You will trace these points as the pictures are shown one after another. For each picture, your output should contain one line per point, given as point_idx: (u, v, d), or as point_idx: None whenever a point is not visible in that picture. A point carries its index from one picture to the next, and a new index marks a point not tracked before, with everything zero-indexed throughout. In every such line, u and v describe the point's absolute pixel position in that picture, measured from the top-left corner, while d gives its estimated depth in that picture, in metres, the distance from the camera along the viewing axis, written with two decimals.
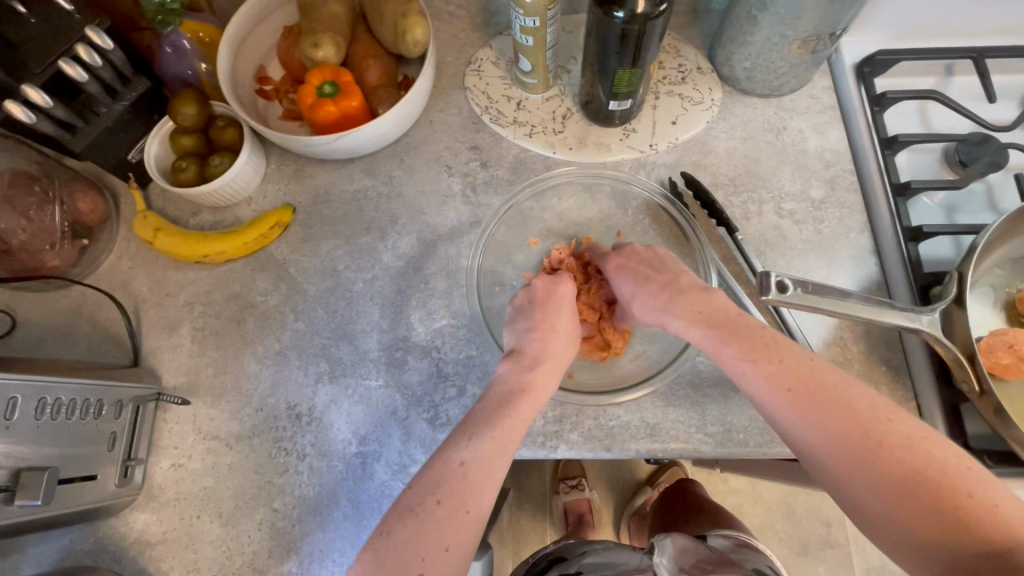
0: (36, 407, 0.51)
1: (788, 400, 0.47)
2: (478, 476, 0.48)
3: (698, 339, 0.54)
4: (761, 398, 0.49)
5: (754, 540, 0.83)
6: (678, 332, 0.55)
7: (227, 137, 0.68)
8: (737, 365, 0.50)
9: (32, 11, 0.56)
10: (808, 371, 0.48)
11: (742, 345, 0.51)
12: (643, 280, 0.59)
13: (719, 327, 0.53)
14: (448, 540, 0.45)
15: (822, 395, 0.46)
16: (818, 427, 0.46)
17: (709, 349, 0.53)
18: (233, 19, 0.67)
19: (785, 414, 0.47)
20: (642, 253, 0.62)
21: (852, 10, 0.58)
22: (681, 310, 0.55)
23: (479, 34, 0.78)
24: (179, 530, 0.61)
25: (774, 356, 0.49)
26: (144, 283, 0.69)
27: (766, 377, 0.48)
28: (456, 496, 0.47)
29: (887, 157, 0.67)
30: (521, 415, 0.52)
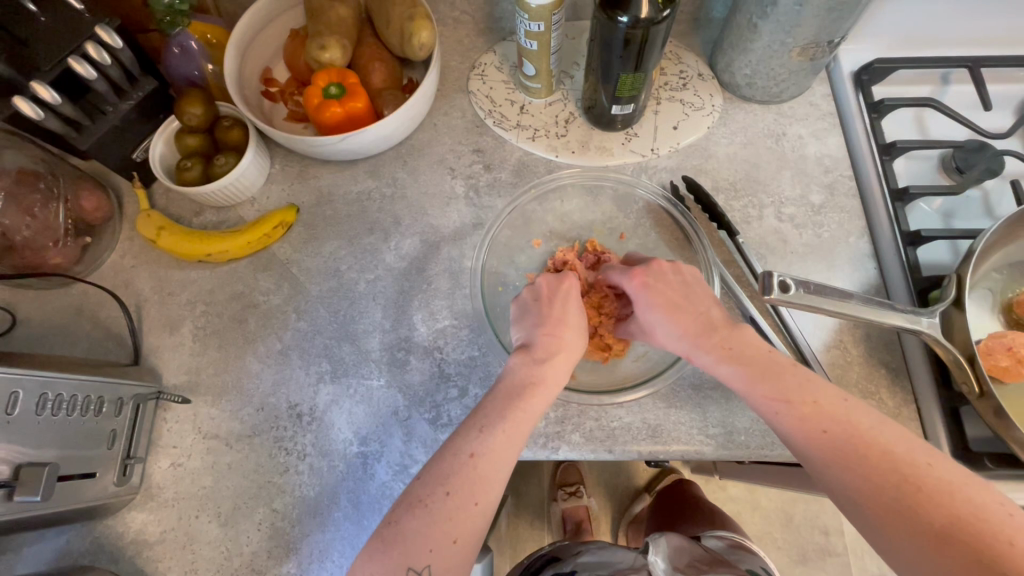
0: (37, 402, 0.51)
1: (821, 445, 0.47)
2: (487, 469, 0.48)
3: (729, 378, 0.53)
4: (793, 440, 0.48)
5: (749, 542, 0.83)
6: (706, 367, 0.55)
7: (233, 138, 0.68)
8: (769, 407, 0.50)
9: (42, 10, 0.57)
10: (841, 413, 0.47)
11: (774, 386, 0.50)
12: (668, 309, 0.57)
13: (751, 366, 0.52)
14: (456, 532, 0.46)
15: (856, 438, 0.45)
16: (851, 472, 0.45)
17: (741, 390, 0.52)
18: (241, 21, 0.68)
19: (817, 459, 0.47)
20: (669, 275, 0.59)
21: (850, 18, 0.59)
22: (711, 347, 0.54)
23: (483, 40, 0.79)
24: (177, 530, 0.60)
25: (807, 398, 0.48)
26: (146, 282, 0.69)
27: (798, 421, 0.48)
28: (466, 488, 0.47)
29: (885, 163, 0.68)
30: (534, 410, 0.52)
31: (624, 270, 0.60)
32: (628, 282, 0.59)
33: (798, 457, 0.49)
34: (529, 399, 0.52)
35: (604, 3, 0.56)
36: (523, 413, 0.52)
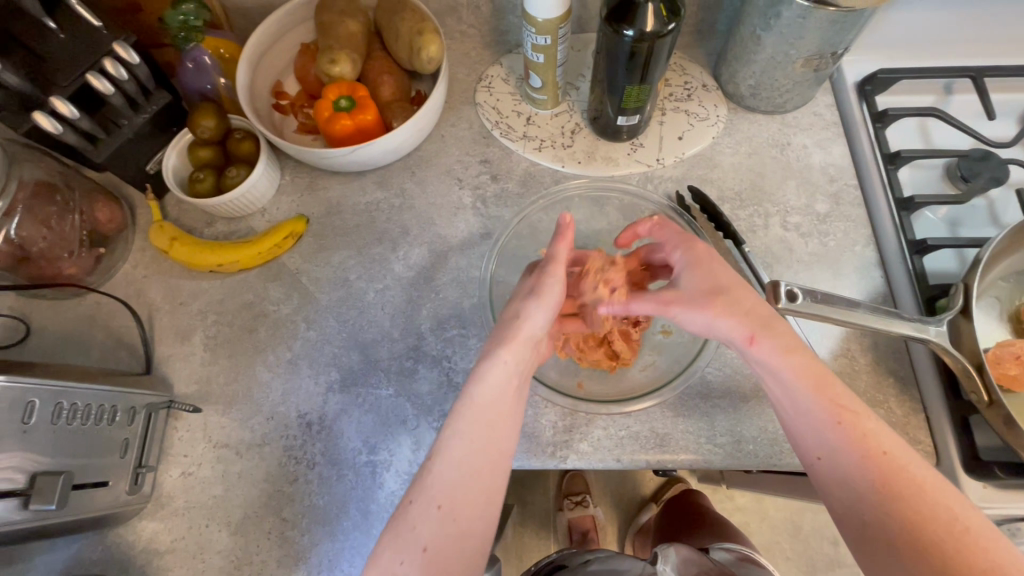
0: (52, 411, 0.52)
1: (877, 466, 0.46)
2: (444, 470, 0.49)
3: (791, 373, 0.50)
4: (842, 455, 0.48)
5: (756, 555, 0.82)
6: (765, 357, 0.51)
7: (244, 150, 0.69)
8: (829, 416, 0.49)
9: (62, 28, 0.58)
10: (890, 446, 0.47)
11: (841, 398, 0.49)
12: (732, 281, 0.53)
13: (818, 371, 0.50)
14: (425, 539, 0.46)
15: (898, 474, 0.46)
16: (897, 501, 0.45)
17: (806, 389, 0.50)
18: (252, 36, 0.69)
19: (863, 478, 0.46)
20: (724, 258, 0.56)
21: (853, 31, 0.60)
22: (777, 336, 0.51)
23: (490, 52, 0.80)
24: (188, 538, 0.61)
25: (868, 419, 0.49)
26: (158, 291, 0.70)
27: (858, 439, 0.47)
28: (427, 494, 0.48)
29: (890, 172, 0.68)
30: (483, 402, 0.52)
31: (682, 235, 0.57)
32: (689, 246, 0.56)
33: (834, 471, 0.48)
34: (472, 395, 0.52)
35: (609, 17, 0.57)
36: (472, 417, 0.51)
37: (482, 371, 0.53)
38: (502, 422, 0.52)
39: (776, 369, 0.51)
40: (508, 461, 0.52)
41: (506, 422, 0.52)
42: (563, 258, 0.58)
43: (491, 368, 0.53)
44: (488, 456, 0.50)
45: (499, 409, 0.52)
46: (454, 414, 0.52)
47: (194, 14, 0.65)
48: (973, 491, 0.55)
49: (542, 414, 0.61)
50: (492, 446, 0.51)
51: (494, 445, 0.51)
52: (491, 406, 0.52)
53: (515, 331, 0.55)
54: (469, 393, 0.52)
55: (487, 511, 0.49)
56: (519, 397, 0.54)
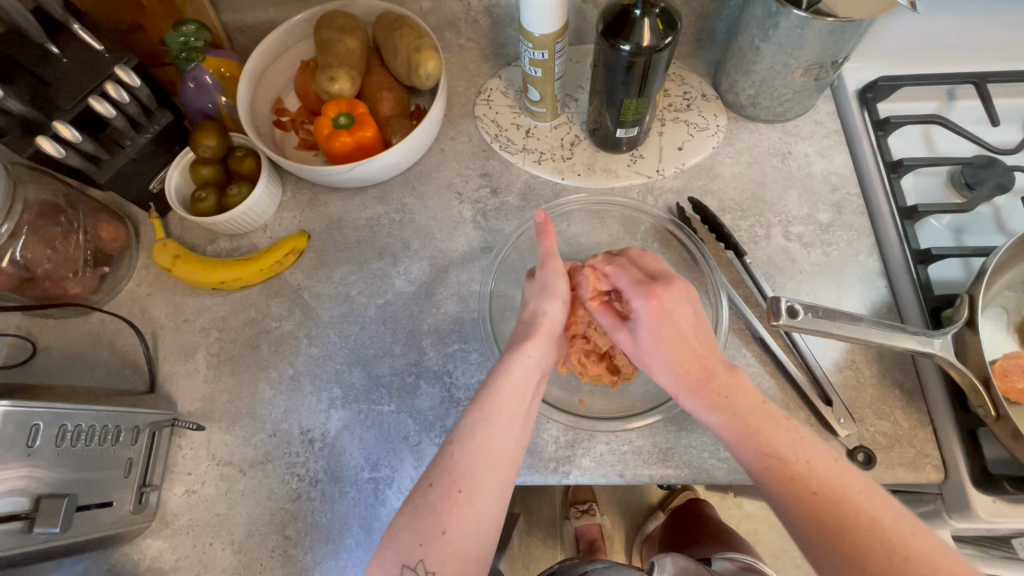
0: (56, 434, 0.52)
1: (811, 505, 0.46)
2: (465, 455, 0.50)
3: (718, 426, 0.51)
4: (777, 497, 0.48)
5: (761, 565, 0.81)
6: (694, 411, 0.53)
7: (245, 167, 0.70)
8: (757, 463, 0.49)
9: (64, 52, 0.59)
10: (827, 480, 0.47)
11: (769, 442, 0.49)
12: (672, 340, 0.54)
13: (745, 419, 0.50)
14: (445, 523, 0.47)
15: (834, 510, 0.45)
16: (837, 542, 0.44)
17: (733, 439, 0.50)
18: (251, 55, 0.70)
19: (801, 518, 0.46)
20: (672, 303, 0.55)
21: (853, 39, 0.59)
22: (703, 392, 0.52)
23: (489, 65, 0.80)
24: (192, 557, 0.61)
25: (799, 457, 0.48)
26: (162, 309, 0.71)
27: (788, 481, 0.47)
28: (447, 478, 0.49)
29: (893, 180, 0.68)
30: (505, 391, 0.53)
31: (637, 286, 0.56)
32: (645, 302, 0.55)
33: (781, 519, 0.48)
34: (496, 385, 0.53)
35: (605, 32, 0.57)
36: (493, 404, 0.52)
37: (508, 363, 0.55)
38: (518, 411, 0.53)
39: (708, 426, 0.52)
40: (521, 448, 0.53)
41: (522, 413, 0.53)
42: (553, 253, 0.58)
43: (516, 362, 0.55)
44: (506, 443, 0.52)
45: (517, 396, 0.53)
46: (477, 401, 0.53)
47: (194, 36, 0.65)
48: (984, 507, 0.53)
49: (544, 430, 0.61)
50: (516, 433, 0.52)
51: (511, 435, 0.52)
52: (514, 393, 0.53)
53: (537, 326, 0.57)
54: (491, 382, 0.54)
55: (501, 498, 0.50)
56: (539, 390, 0.56)
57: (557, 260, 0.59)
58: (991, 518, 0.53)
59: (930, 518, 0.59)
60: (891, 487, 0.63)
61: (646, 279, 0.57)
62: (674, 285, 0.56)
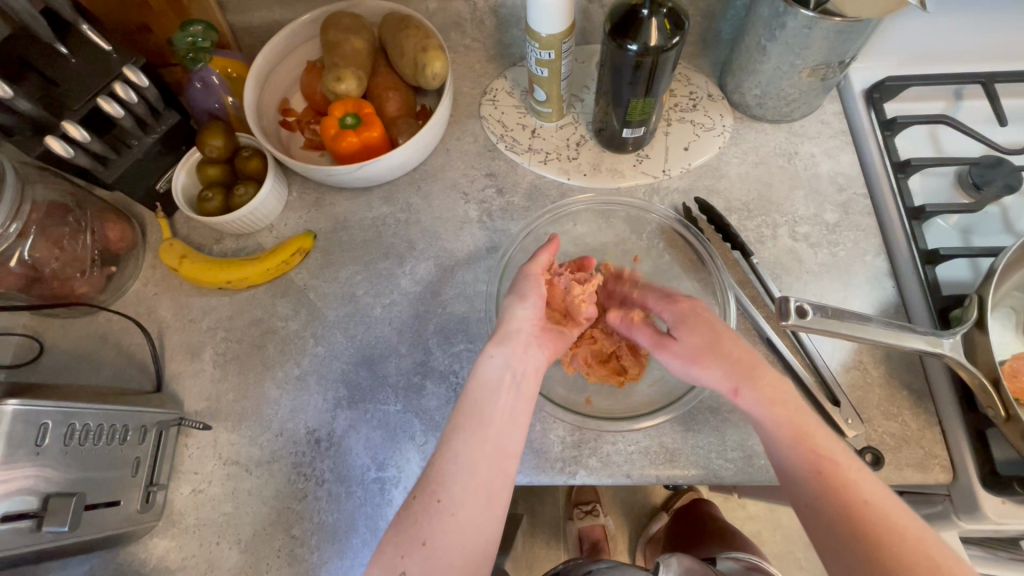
0: (65, 432, 0.52)
1: (858, 518, 0.46)
2: (444, 464, 0.51)
3: (773, 425, 0.50)
4: (824, 507, 0.47)
5: (766, 565, 0.81)
6: (748, 406, 0.52)
7: (251, 167, 0.70)
8: (810, 467, 0.48)
9: (72, 53, 0.59)
10: (873, 497, 0.47)
11: (822, 447, 0.49)
12: (727, 339, 0.55)
13: (801, 419, 0.50)
14: (425, 534, 0.48)
15: (878, 525, 0.45)
16: (876, 553, 0.44)
17: (787, 438, 0.50)
18: (257, 56, 0.70)
19: (846, 530, 0.46)
20: (706, 317, 0.57)
21: (861, 39, 0.59)
22: (762, 387, 0.52)
23: (494, 65, 0.80)
24: (199, 556, 0.61)
25: (850, 468, 0.48)
26: (168, 309, 0.71)
27: (840, 490, 0.47)
28: (427, 489, 0.50)
29: (900, 180, 0.68)
30: (473, 396, 0.54)
31: (664, 297, 0.60)
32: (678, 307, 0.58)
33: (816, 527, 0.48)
34: (467, 393, 0.54)
35: (613, 32, 0.57)
36: (464, 412, 0.53)
37: (474, 368, 0.55)
38: (499, 419, 0.52)
39: (761, 421, 0.51)
40: (510, 456, 0.52)
41: (504, 420, 0.53)
42: (544, 265, 0.60)
43: (483, 365, 0.55)
44: (487, 451, 0.51)
45: (495, 403, 0.53)
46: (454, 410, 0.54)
47: (202, 36, 0.64)
48: (993, 508, 0.53)
49: (550, 430, 0.61)
50: (496, 437, 0.52)
51: (488, 440, 0.52)
52: (485, 397, 0.53)
53: (507, 329, 0.57)
54: (466, 390, 0.54)
55: (487, 507, 0.50)
56: (522, 391, 0.54)
57: (540, 268, 0.60)
58: (1000, 519, 0.53)
59: (938, 519, 0.59)
60: (899, 488, 0.63)
61: (671, 295, 0.60)
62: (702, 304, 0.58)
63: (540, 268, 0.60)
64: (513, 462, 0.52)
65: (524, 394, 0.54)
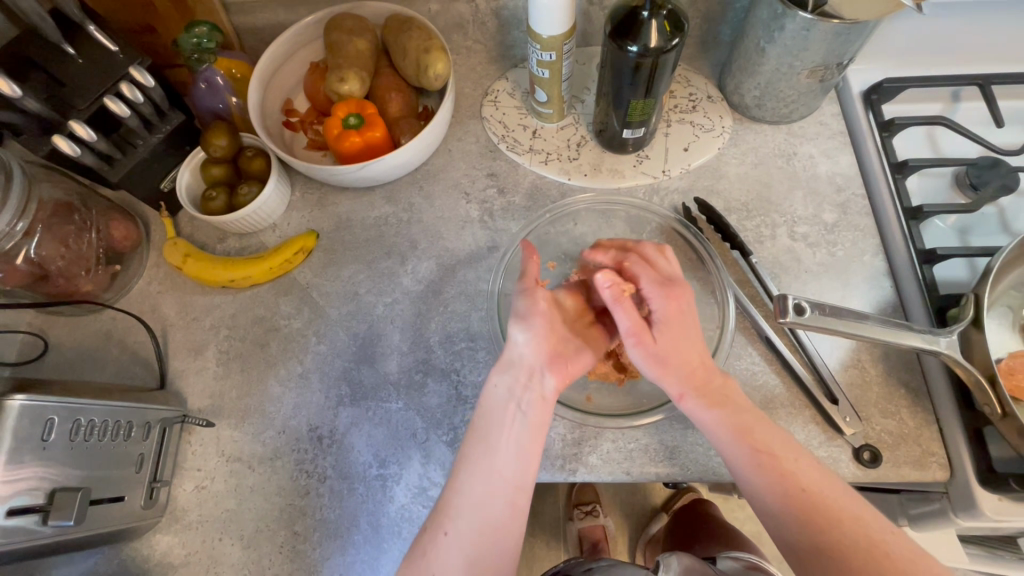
0: (70, 428, 0.53)
1: (801, 504, 0.49)
2: (450, 496, 0.52)
3: (715, 426, 0.53)
4: (768, 496, 0.50)
5: (766, 565, 0.82)
6: (692, 410, 0.54)
7: (255, 167, 0.71)
8: (752, 461, 0.51)
9: (80, 53, 0.59)
10: (816, 485, 0.50)
11: (762, 441, 0.52)
12: (688, 344, 0.55)
13: (740, 418, 0.53)
14: (432, 568, 0.49)
15: (818, 509, 0.49)
16: (820, 535, 0.48)
17: (729, 437, 0.52)
18: (262, 56, 0.71)
19: (791, 516, 0.49)
20: (685, 314, 0.56)
21: (858, 41, 0.60)
22: (703, 392, 0.54)
23: (496, 66, 0.81)
24: (202, 552, 0.61)
25: (789, 458, 0.52)
26: (172, 307, 0.71)
27: (781, 479, 0.50)
28: (435, 521, 0.52)
29: (898, 181, 0.68)
30: (479, 426, 0.54)
31: (658, 286, 0.57)
32: (664, 301, 0.56)
33: (766, 515, 0.51)
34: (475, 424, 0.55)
35: (613, 33, 0.58)
36: (471, 443, 0.54)
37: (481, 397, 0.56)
38: (503, 449, 0.53)
39: (703, 424, 0.54)
40: (521, 488, 0.52)
41: (509, 450, 0.53)
42: (537, 276, 0.59)
43: (487, 395, 0.55)
44: (492, 483, 0.52)
45: (498, 433, 0.53)
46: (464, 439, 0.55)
47: (206, 37, 0.66)
48: (990, 505, 0.54)
49: (551, 427, 0.61)
50: (502, 469, 0.52)
51: (493, 472, 0.52)
52: (490, 428, 0.54)
53: (511, 354, 0.56)
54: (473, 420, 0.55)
55: (495, 539, 0.50)
56: (528, 420, 0.54)
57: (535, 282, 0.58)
58: (998, 516, 0.53)
59: (936, 516, 0.59)
60: (896, 486, 0.63)
61: (666, 280, 0.58)
62: (682, 290, 0.57)
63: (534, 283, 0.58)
64: (523, 493, 0.52)
65: (530, 422, 0.54)
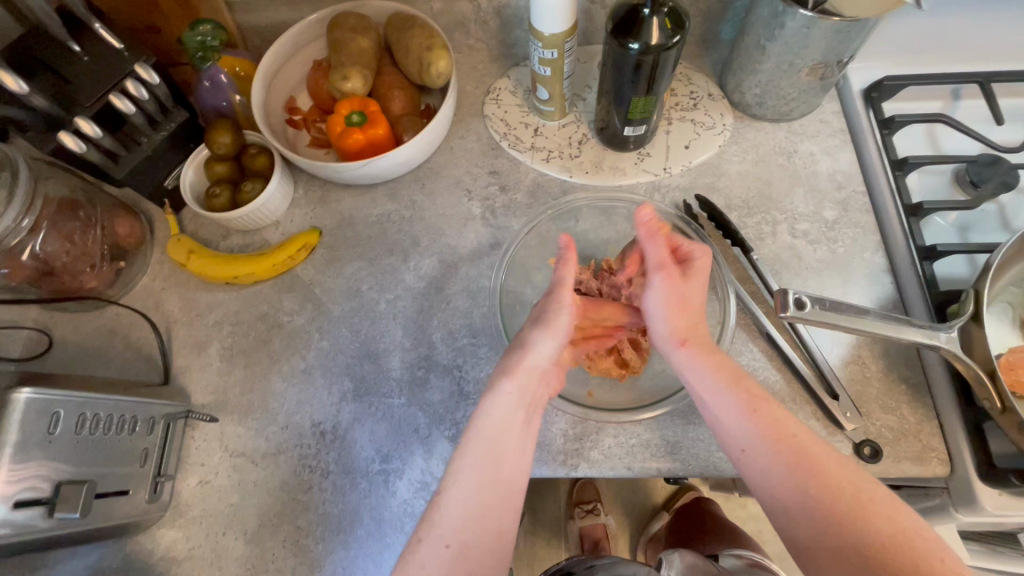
0: (76, 421, 0.53)
1: (788, 448, 0.49)
2: (451, 507, 0.49)
3: (708, 372, 0.54)
4: (758, 440, 0.50)
5: (768, 562, 0.82)
6: (688, 358, 0.55)
7: (259, 164, 0.72)
8: (743, 406, 0.51)
9: (85, 50, 0.60)
10: (802, 435, 0.50)
11: (753, 389, 0.53)
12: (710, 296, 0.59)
13: (730, 367, 0.54)
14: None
15: (802, 454, 0.48)
16: (809, 480, 0.47)
17: (722, 382, 0.53)
18: (266, 55, 0.72)
19: (778, 459, 0.49)
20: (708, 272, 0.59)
21: (859, 38, 0.60)
22: (699, 341, 0.56)
23: (498, 65, 0.81)
24: (206, 546, 0.62)
25: (776, 407, 0.52)
26: (176, 303, 0.72)
27: (771, 424, 0.50)
28: (436, 533, 0.48)
29: (898, 178, 0.68)
30: (486, 432, 0.52)
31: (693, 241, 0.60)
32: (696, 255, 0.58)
33: (755, 462, 0.50)
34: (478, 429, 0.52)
35: (615, 30, 0.58)
36: (476, 450, 0.51)
37: (484, 402, 0.53)
38: (511, 455, 0.52)
39: (697, 371, 0.54)
40: (519, 494, 0.51)
41: (513, 457, 0.51)
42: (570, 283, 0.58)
43: (494, 400, 0.53)
44: (497, 491, 0.50)
45: (506, 439, 0.52)
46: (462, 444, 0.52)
47: (211, 36, 0.66)
48: (990, 500, 0.54)
49: (552, 422, 0.62)
50: (508, 474, 0.51)
51: (499, 480, 0.50)
52: (496, 435, 0.52)
53: (528, 363, 0.55)
54: (475, 425, 0.52)
55: (497, 548, 0.48)
56: (530, 428, 0.54)
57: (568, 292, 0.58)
58: (999, 512, 0.53)
59: (936, 512, 0.59)
60: (897, 482, 0.63)
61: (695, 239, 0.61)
62: (699, 260, 0.58)
63: (570, 292, 0.57)
64: (521, 498, 0.51)
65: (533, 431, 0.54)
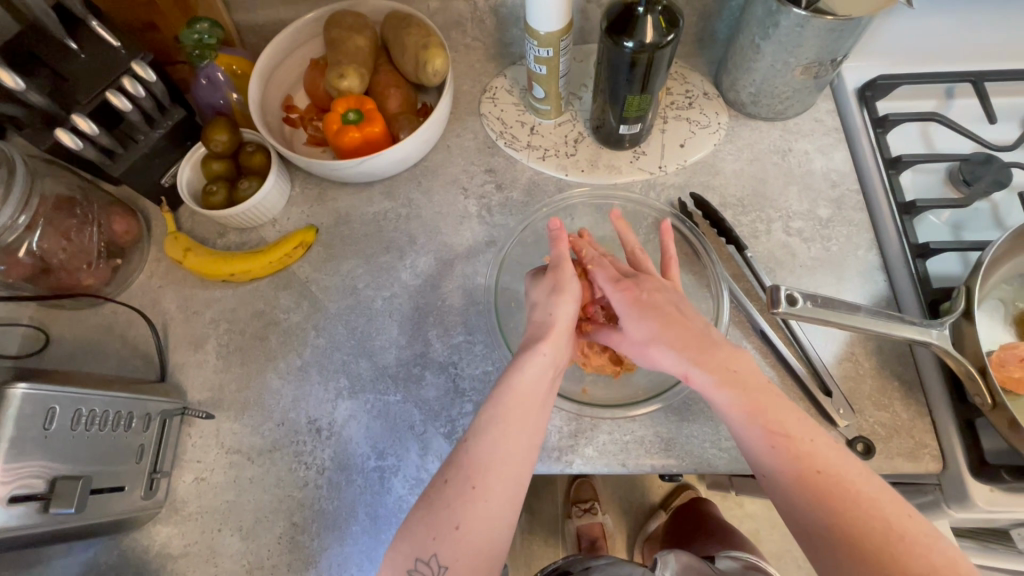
0: (72, 417, 0.54)
1: (812, 484, 0.46)
2: (479, 451, 0.50)
3: (726, 405, 0.51)
4: (781, 475, 0.48)
5: (764, 565, 0.82)
6: (701, 389, 0.52)
7: (255, 162, 0.71)
8: (764, 441, 0.49)
9: (82, 48, 0.60)
10: (831, 468, 0.47)
11: (775, 423, 0.49)
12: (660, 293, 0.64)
13: (754, 399, 0.50)
14: (459, 518, 0.47)
15: (831, 491, 0.46)
16: (836, 518, 0.45)
17: (739, 417, 0.50)
18: (262, 53, 0.72)
19: (802, 496, 0.47)
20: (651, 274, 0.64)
21: (851, 37, 0.60)
22: (713, 368, 0.52)
23: (494, 64, 0.82)
24: (201, 543, 0.62)
25: (804, 437, 0.49)
26: (173, 300, 0.72)
27: (794, 461, 0.48)
28: (463, 473, 0.49)
29: (891, 176, 0.69)
30: (518, 387, 0.53)
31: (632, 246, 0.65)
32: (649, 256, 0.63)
33: (777, 494, 0.48)
34: (511, 385, 0.53)
35: (609, 29, 0.59)
36: (507, 402, 0.52)
37: (521, 362, 0.54)
38: (535, 408, 0.53)
39: (716, 405, 0.52)
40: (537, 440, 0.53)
41: (539, 413, 0.53)
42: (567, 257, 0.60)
43: (527, 364, 0.54)
44: (523, 443, 0.51)
45: (536, 396, 0.53)
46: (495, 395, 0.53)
47: (207, 33, 0.66)
48: (981, 496, 0.54)
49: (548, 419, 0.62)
50: (535, 427, 0.52)
51: (525, 436, 0.51)
52: (529, 394, 0.52)
53: (551, 324, 0.56)
54: (507, 382, 0.53)
55: (517, 492, 0.49)
56: (553, 389, 0.55)
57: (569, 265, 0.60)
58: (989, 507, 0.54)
59: (929, 508, 0.60)
60: (890, 480, 0.64)
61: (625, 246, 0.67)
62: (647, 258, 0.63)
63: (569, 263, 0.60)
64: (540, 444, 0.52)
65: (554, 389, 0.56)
